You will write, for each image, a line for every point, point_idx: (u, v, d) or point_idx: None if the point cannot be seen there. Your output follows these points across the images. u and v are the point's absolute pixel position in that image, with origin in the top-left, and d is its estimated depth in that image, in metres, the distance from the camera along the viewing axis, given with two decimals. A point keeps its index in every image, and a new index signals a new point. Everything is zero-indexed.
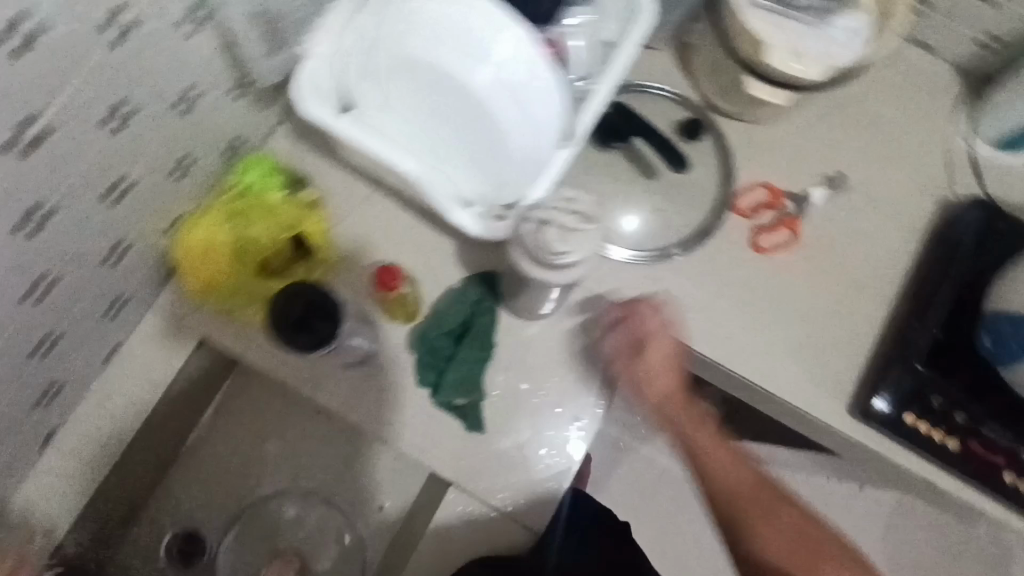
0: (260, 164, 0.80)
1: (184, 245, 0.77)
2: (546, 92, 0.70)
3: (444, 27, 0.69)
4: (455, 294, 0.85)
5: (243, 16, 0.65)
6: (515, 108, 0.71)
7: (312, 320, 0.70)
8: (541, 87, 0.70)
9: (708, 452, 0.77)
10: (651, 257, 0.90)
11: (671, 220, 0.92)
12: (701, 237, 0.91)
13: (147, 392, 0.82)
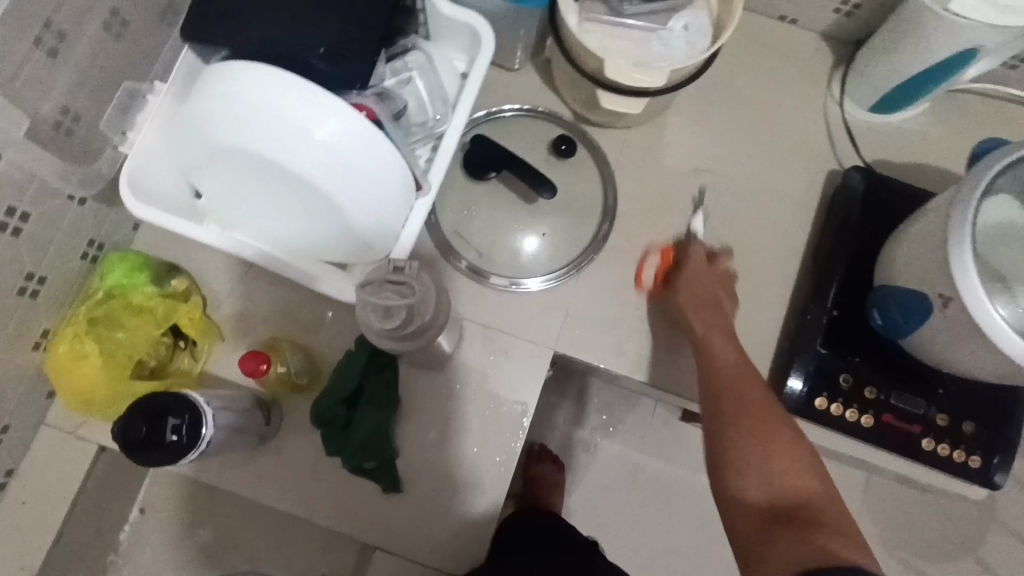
0: (123, 263, 0.80)
1: (53, 359, 0.76)
2: (373, 157, 0.66)
3: (250, 110, 0.62)
4: (344, 361, 0.81)
5: (40, 124, 0.64)
6: (342, 180, 0.65)
7: (160, 431, 0.62)
8: (364, 155, 0.65)
9: (720, 375, 0.76)
10: (562, 274, 0.89)
11: (568, 236, 0.90)
12: (599, 245, 0.90)
13: (54, 507, 0.81)
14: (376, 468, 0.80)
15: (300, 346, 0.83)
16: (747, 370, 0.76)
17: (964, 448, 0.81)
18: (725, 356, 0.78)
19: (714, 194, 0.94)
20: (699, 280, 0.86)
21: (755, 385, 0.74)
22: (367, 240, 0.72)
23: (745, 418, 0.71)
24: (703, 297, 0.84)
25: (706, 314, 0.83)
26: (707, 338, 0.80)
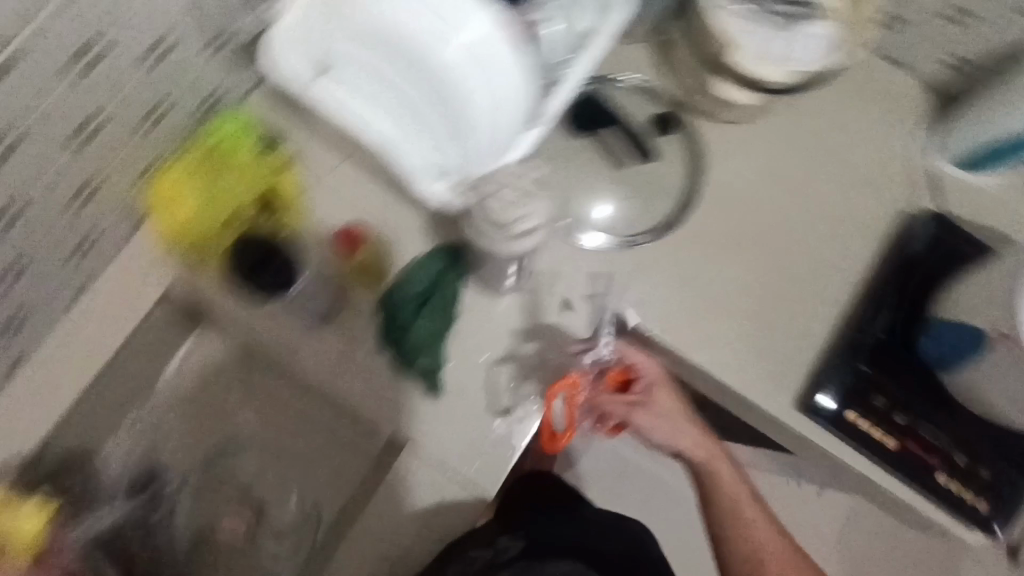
0: (237, 120, 0.85)
1: (156, 189, 0.83)
2: (509, 71, 0.73)
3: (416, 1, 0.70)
4: (420, 263, 0.85)
5: None
6: (478, 82, 0.73)
7: (271, 266, 0.81)
8: (503, 66, 0.72)
9: (726, 495, 0.91)
10: (622, 242, 0.92)
11: (640, 209, 0.94)
12: (669, 228, 0.93)
13: (109, 334, 0.85)
14: (423, 366, 0.83)
15: (381, 241, 0.87)
16: (726, 469, 0.91)
17: (979, 493, 0.84)
18: (728, 481, 0.91)
19: (795, 205, 0.95)
20: (661, 417, 0.87)
21: (725, 473, 0.91)
22: (483, 149, 0.78)
23: (751, 541, 0.90)
24: (669, 424, 0.88)
25: (670, 435, 0.88)
26: (715, 463, 0.90)
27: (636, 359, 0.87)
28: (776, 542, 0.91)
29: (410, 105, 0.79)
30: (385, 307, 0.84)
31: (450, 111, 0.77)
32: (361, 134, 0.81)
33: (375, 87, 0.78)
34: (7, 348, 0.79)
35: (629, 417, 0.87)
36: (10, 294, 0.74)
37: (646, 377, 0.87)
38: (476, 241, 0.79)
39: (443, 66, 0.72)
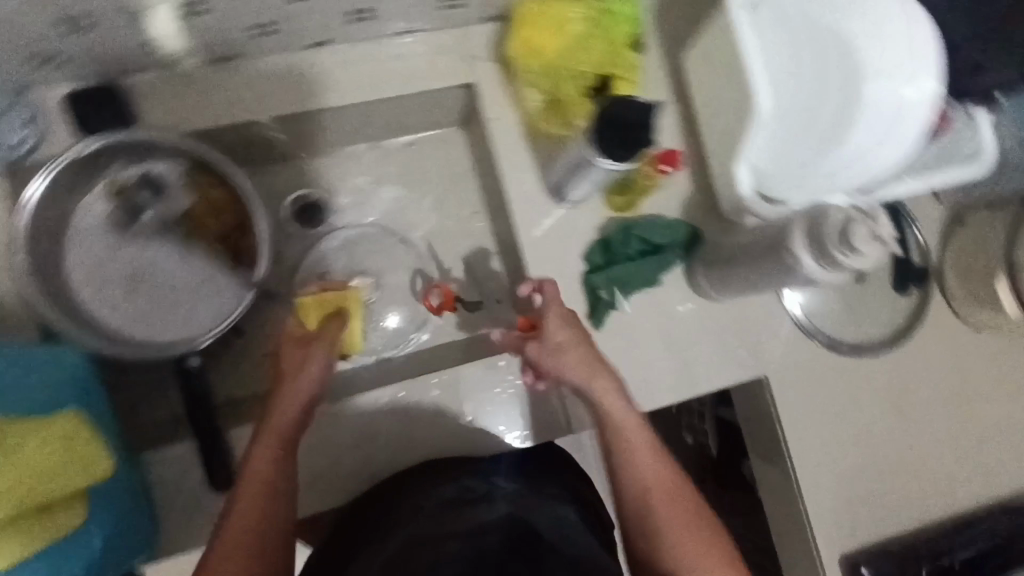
0: (634, 5, 0.85)
1: (535, 6, 0.83)
2: (897, 142, 0.73)
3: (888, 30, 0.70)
4: (661, 222, 0.89)
5: None
6: (872, 130, 0.72)
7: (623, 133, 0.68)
8: (895, 135, 0.73)
9: (619, 443, 0.76)
10: (810, 333, 0.96)
11: (840, 321, 0.98)
12: (851, 353, 0.97)
13: (405, 83, 0.87)
14: (607, 300, 0.88)
15: (657, 183, 0.89)
16: (644, 448, 0.75)
17: None
18: (620, 417, 0.76)
19: (949, 413, 0.99)
20: (560, 355, 0.76)
21: (639, 446, 0.75)
22: (820, 189, 0.77)
23: (654, 529, 0.72)
24: (571, 365, 0.76)
25: (568, 374, 0.76)
26: (604, 402, 0.76)
27: (551, 295, 0.78)
28: (666, 484, 0.74)
29: (793, 99, 0.76)
30: (611, 231, 0.89)
31: (821, 132, 0.75)
32: (745, 88, 0.74)
33: (782, 61, 0.75)
34: (330, 31, 0.82)
35: (530, 354, 0.78)
36: (385, 2, 0.78)
37: (543, 316, 0.77)
38: (772, 263, 0.75)
39: (851, 102, 0.72)
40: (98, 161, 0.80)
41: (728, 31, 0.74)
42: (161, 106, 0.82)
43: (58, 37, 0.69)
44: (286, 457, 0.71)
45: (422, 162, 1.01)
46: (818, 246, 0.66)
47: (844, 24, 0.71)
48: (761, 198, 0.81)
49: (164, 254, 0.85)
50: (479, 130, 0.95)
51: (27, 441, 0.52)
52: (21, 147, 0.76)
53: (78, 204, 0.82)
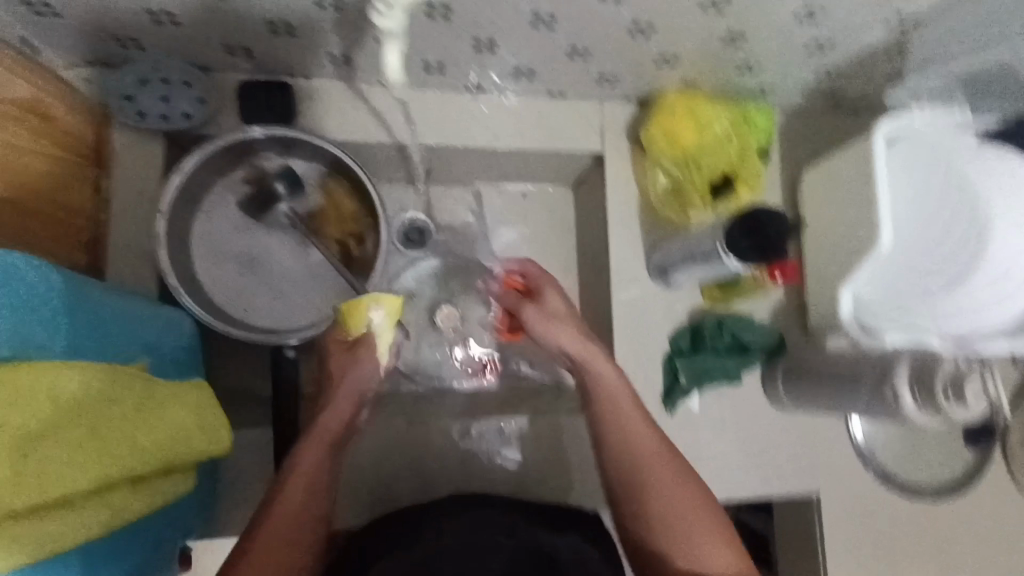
0: (769, 121, 0.91)
1: (681, 101, 0.88)
2: (993, 319, 0.77)
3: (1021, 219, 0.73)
4: (749, 323, 0.92)
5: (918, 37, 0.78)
6: (976, 301, 0.76)
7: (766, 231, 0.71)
8: (994, 313, 0.76)
9: (599, 389, 0.73)
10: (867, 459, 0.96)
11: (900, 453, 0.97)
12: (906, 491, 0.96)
13: (544, 141, 0.93)
14: (683, 386, 0.91)
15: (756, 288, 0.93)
16: (645, 428, 0.71)
17: None
18: (603, 374, 0.73)
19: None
20: (557, 318, 0.78)
21: (624, 403, 0.72)
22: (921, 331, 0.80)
23: (656, 502, 0.68)
24: (562, 328, 0.76)
25: (555, 333, 0.76)
26: (590, 366, 0.74)
27: (534, 273, 0.84)
28: (622, 388, 0.73)
29: (909, 250, 0.79)
30: (702, 321, 0.92)
31: (927, 287, 0.78)
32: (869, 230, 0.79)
33: (907, 214, 0.79)
34: (494, 81, 0.89)
35: (518, 308, 0.81)
36: (555, 67, 0.84)
37: (537, 285, 0.83)
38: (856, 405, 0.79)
39: (972, 260, 0.74)
40: (251, 148, 0.85)
41: (863, 170, 0.81)
42: (321, 112, 0.87)
43: (264, 34, 0.76)
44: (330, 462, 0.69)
45: (530, 215, 1.07)
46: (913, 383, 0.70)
47: (984, 188, 0.74)
48: (858, 325, 0.85)
49: (282, 244, 0.89)
50: (593, 196, 1.00)
51: (169, 404, 0.53)
52: (191, 120, 0.81)
53: (220, 182, 0.87)
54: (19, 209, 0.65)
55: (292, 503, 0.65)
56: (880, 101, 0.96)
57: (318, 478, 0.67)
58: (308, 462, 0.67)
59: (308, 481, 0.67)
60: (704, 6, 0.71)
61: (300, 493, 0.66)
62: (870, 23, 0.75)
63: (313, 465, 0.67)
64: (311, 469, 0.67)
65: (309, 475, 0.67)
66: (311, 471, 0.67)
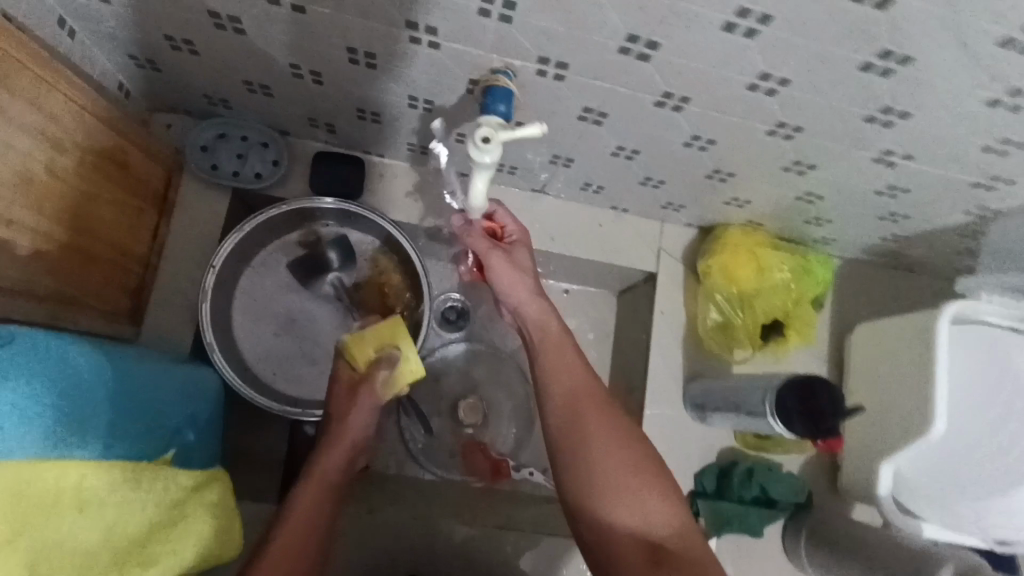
0: (827, 273, 0.90)
1: (744, 240, 0.87)
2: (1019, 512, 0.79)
3: None
4: (782, 474, 0.88)
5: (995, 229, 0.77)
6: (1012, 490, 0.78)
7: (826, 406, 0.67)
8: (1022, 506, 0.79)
9: (565, 404, 0.64)
10: None
11: None
12: None
13: (598, 251, 0.93)
14: (702, 529, 0.86)
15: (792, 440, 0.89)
16: (596, 412, 0.63)
17: None
18: (569, 379, 0.65)
19: None
20: (518, 271, 0.71)
21: (589, 412, 0.63)
22: (958, 525, 0.79)
23: (586, 464, 0.61)
24: (517, 285, 0.71)
25: (516, 295, 0.71)
26: (542, 341, 0.69)
27: (502, 216, 0.72)
28: (588, 391, 0.64)
29: (962, 430, 0.78)
30: (731, 465, 0.88)
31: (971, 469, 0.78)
32: (921, 415, 0.76)
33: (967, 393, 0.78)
34: (561, 188, 0.89)
35: (485, 258, 0.71)
36: (625, 187, 0.84)
37: (509, 238, 0.72)
38: None
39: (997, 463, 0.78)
40: (312, 216, 0.85)
41: (926, 347, 0.78)
42: (386, 189, 0.88)
43: (350, 116, 0.77)
44: (328, 505, 0.65)
45: (569, 314, 1.05)
46: None
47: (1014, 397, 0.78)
48: (896, 503, 0.81)
49: (322, 312, 0.88)
50: (637, 311, 0.98)
51: (186, 508, 0.52)
52: (261, 181, 0.82)
53: (274, 242, 0.87)
54: (81, 256, 0.65)
55: (290, 543, 0.60)
56: (940, 268, 0.95)
57: (317, 518, 0.64)
58: (308, 505, 0.63)
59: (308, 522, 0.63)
60: (787, 167, 0.71)
61: (296, 529, 0.62)
62: (948, 208, 0.74)
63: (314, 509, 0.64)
64: (309, 511, 0.63)
65: (309, 517, 0.63)
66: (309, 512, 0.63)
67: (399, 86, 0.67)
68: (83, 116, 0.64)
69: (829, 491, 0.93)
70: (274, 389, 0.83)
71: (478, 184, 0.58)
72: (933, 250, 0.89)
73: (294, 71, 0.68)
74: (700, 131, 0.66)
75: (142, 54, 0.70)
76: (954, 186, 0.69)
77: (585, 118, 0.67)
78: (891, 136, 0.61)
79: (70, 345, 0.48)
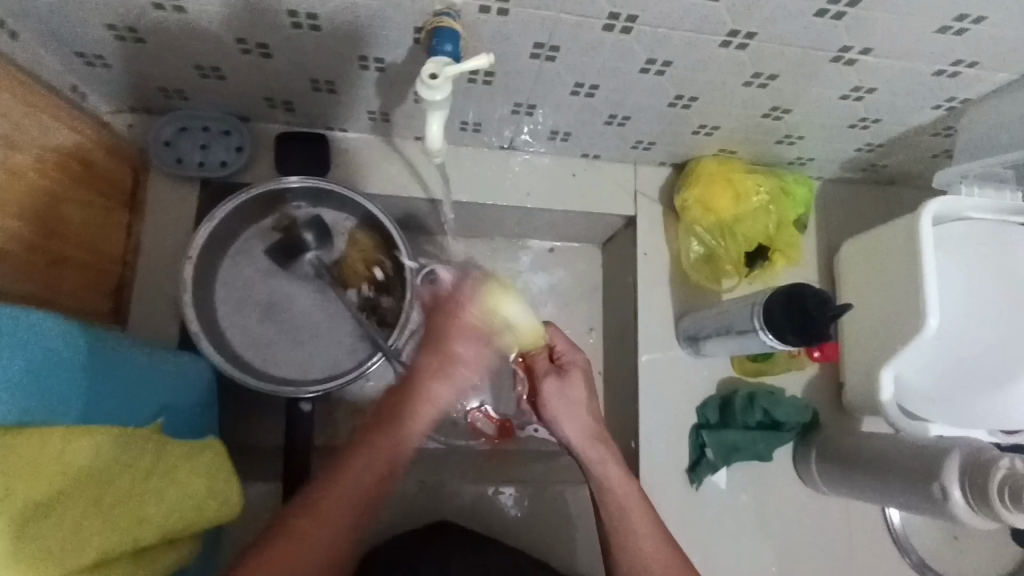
0: (806, 191, 0.89)
1: (719, 169, 0.87)
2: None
3: None
4: (785, 396, 0.87)
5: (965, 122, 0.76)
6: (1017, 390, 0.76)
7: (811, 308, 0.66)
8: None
9: (614, 499, 0.71)
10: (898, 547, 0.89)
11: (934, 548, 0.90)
12: None
13: (575, 201, 0.92)
14: (711, 460, 0.86)
15: (790, 362, 0.89)
16: (643, 511, 0.70)
17: None
18: (616, 484, 0.71)
19: None
20: (574, 405, 0.75)
21: (637, 515, 0.70)
22: (964, 422, 0.78)
23: (629, 542, 0.69)
24: (571, 416, 0.74)
25: (567, 424, 0.74)
26: (598, 463, 0.72)
27: (562, 348, 0.76)
28: (633, 496, 0.71)
29: (959, 333, 0.76)
30: (732, 393, 0.88)
31: (975, 373, 0.76)
32: (914, 314, 0.76)
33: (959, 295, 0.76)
34: (529, 142, 0.88)
35: (540, 383, 0.76)
36: (592, 131, 0.84)
37: (568, 363, 0.76)
38: (896, 483, 0.74)
39: (1009, 359, 0.75)
40: (282, 198, 0.85)
41: (913, 249, 0.77)
42: (354, 163, 0.87)
43: (305, 90, 0.77)
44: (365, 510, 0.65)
45: (556, 271, 1.04)
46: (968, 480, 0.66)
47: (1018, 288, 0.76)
48: (902, 412, 0.81)
49: (306, 294, 0.87)
50: (622, 258, 0.98)
51: (182, 469, 0.50)
52: (226, 168, 0.82)
53: (249, 230, 0.87)
54: (50, 257, 0.65)
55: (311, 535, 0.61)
56: (920, 175, 0.94)
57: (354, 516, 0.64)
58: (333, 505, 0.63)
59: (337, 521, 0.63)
60: (748, 82, 0.70)
61: (323, 524, 0.62)
62: (916, 104, 0.74)
63: (345, 507, 0.64)
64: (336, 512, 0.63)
65: (333, 524, 0.63)
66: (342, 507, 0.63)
67: (347, 47, 0.67)
68: (33, 112, 0.64)
69: (833, 410, 0.92)
70: (266, 373, 0.83)
71: (434, 127, 0.59)
72: (911, 157, 0.88)
73: (241, 47, 0.68)
74: (655, 54, 0.65)
75: (88, 50, 0.69)
76: (918, 78, 0.68)
77: (538, 56, 0.67)
78: (844, 31, 0.61)
79: (43, 317, 0.47)
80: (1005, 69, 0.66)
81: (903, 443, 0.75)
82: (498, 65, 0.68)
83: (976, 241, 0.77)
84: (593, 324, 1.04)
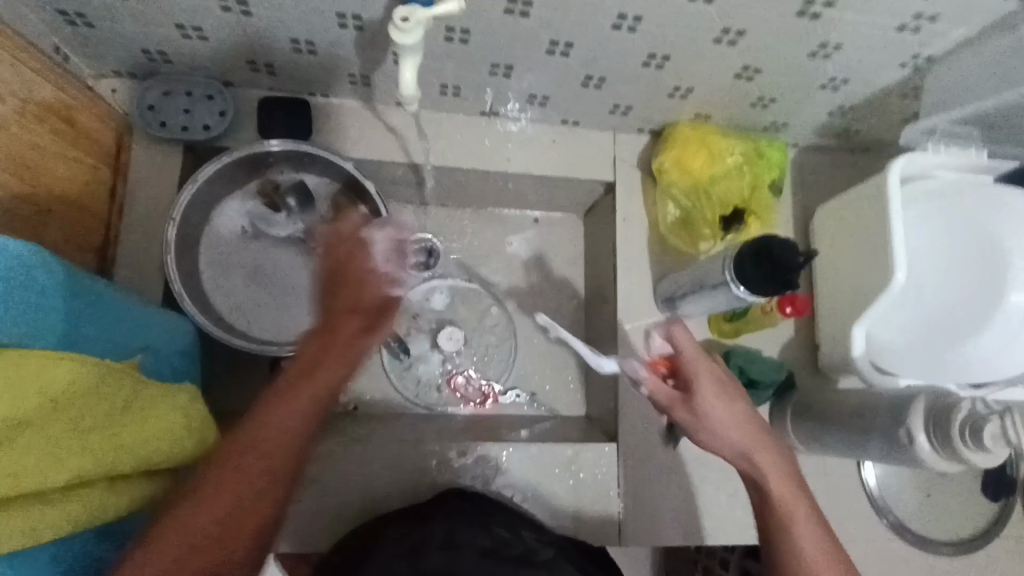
0: (780, 156, 0.92)
1: (692, 132, 0.89)
2: (1010, 362, 0.76)
3: None
4: (761, 360, 0.88)
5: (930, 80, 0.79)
6: (997, 344, 0.74)
7: (763, 258, 0.70)
8: (1013, 357, 0.75)
9: (774, 503, 0.65)
10: (875, 504, 0.91)
11: (911, 507, 0.91)
12: (918, 543, 0.90)
13: (556, 165, 0.93)
14: None
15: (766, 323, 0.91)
16: (804, 504, 0.65)
17: None
18: (772, 486, 0.65)
19: None
20: (717, 421, 0.65)
21: (799, 512, 0.64)
22: (935, 374, 0.80)
23: (791, 543, 0.63)
24: (720, 436, 0.65)
25: (717, 444, 0.66)
26: (756, 472, 0.66)
27: (688, 354, 0.65)
28: (794, 501, 0.65)
29: (925, 289, 0.76)
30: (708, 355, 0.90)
31: (943, 327, 0.75)
32: (879, 271, 0.78)
33: (925, 254, 0.77)
34: (509, 107, 0.89)
35: (671, 405, 0.67)
36: (570, 94, 0.85)
37: (690, 377, 0.65)
38: (863, 436, 0.76)
39: (988, 310, 0.72)
40: (266, 163, 0.86)
41: (879, 209, 0.78)
42: (336, 128, 0.88)
43: (286, 51, 0.78)
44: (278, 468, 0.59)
45: (539, 240, 1.06)
46: (929, 419, 0.68)
47: (999, 233, 0.72)
48: (875, 369, 0.84)
49: (292, 258, 0.89)
50: (602, 226, 0.99)
51: (160, 405, 0.51)
52: (211, 132, 0.82)
53: (232, 195, 0.88)
54: (34, 209, 0.67)
55: (195, 520, 0.55)
56: (893, 141, 0.96)
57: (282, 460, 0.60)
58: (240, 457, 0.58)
59: (232, 499, 0.57)
60: (717, 39, 0.72)
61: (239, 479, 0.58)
62: (882, 60, 0.76)
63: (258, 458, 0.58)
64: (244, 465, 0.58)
65: (262, 465, 0.59)
66: (250, 455, 0.59)
67: (326, 3, 0.68)
68: (16, 66, 0.66)
69: (809, 371, 0.94)
70: (250, 334, 0.84)
71: (408, 73, 0.65)
72: (883, 121, 0.90)
73: (220, 4, 0.69)
74: (624, 8, 0.67)
75: (71, 8, 0.70)
76: (881, 32, 0.70)
77: (511, 11, 0.68)
78: None
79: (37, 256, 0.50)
80: (963, 23, 0.69)
81: (864, 394, 0.78)
82: (472, 20, 0.70)
83: (939, 197, 0.77)
84: (577, 292, 1.05)
